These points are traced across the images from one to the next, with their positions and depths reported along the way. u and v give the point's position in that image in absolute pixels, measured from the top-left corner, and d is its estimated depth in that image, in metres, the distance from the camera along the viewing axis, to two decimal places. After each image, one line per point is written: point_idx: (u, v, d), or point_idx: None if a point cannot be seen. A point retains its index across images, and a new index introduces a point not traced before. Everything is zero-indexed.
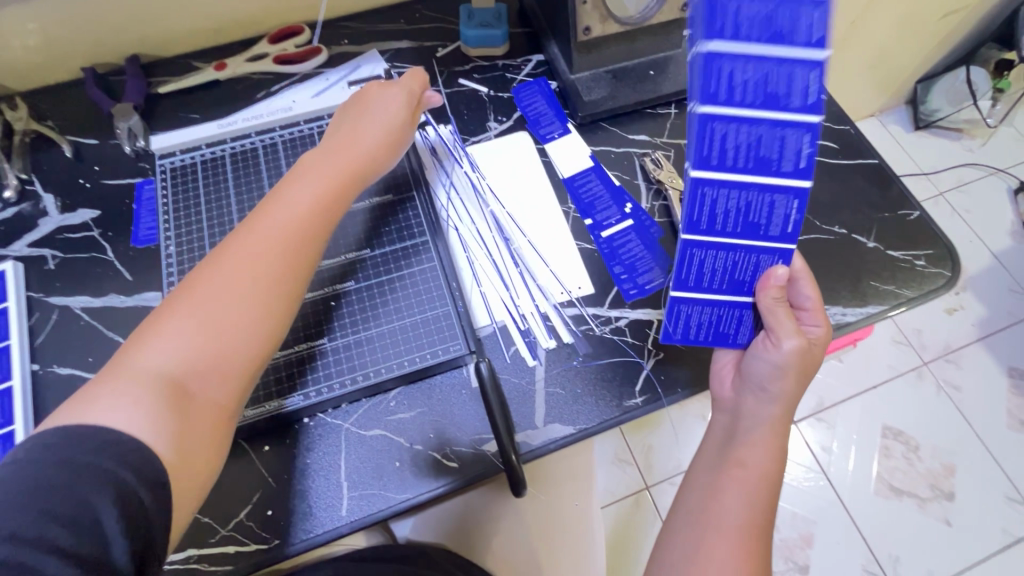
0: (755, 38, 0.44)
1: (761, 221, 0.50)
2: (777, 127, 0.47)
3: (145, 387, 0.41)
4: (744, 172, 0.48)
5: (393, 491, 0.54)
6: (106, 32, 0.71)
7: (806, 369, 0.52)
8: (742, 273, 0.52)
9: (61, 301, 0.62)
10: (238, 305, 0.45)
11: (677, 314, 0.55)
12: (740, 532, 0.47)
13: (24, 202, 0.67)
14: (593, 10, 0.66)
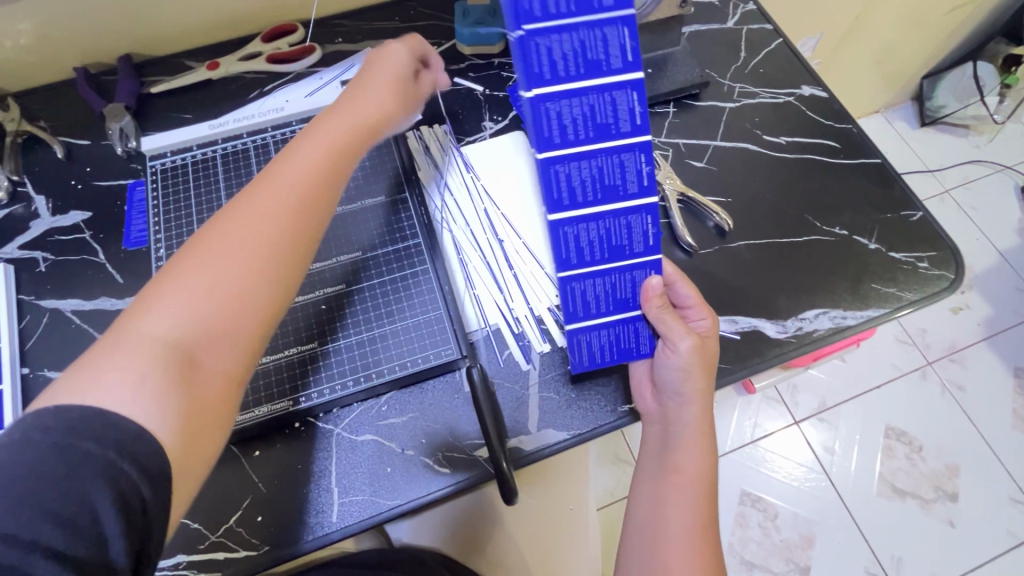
0: (575, 74, 0.46)
1: (625, 241, 0.52)
2: (613, 155, 0.50)
3: (145, 356, 0.37)
4: (594, 205, 0.51)
5: (384, 497, 0.53)
6: (97, 32, 0.71)
7: (705, 364, 0.53)
8: (623, 292, 0.54)
9: (52, 304, 0.61)
10: (245, 268, 0.42)
11: (577, 345, 0.55)
12: (688, 535, 0.49)
13: (17, 204, 0.67)
14: None
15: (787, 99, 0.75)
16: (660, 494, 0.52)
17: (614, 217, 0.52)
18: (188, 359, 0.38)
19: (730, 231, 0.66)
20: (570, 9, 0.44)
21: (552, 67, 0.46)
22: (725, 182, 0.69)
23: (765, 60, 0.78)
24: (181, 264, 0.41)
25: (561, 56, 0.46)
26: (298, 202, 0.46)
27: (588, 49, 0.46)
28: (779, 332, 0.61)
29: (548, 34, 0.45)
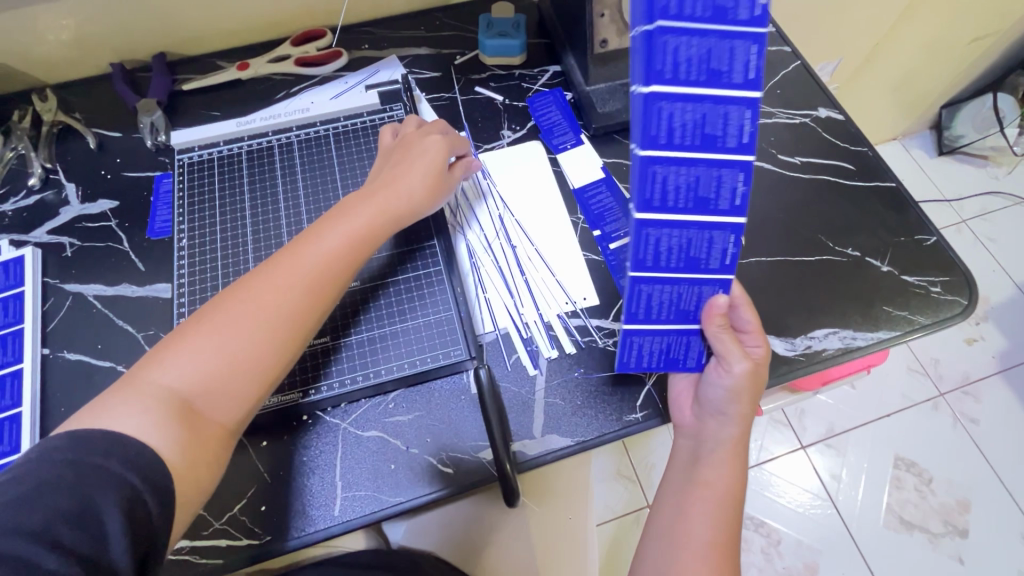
0: (693, 81, 0.45)
1: (701, 256, 0.52)
2: (714, 168, 0.48)
3: (160, 401, 0.41)
4: (680, 214, 0.50)
5: (387, 494, 0.54)
6: (136, 30, 0.74)
7: (751, 389, 0.52)
8: (686, 303, 0.54)
9: (76, 288, 0.63)
10: (256, 332, 0.45)
11: (629, 345, 0.55)
12: (710, 550, 0.49)
13: (48, 191, 0.69)
14: (609, 23, 0.67)
15: (803, 121, 0.76)
16: (684, 506, 0.51)
17: (698, 231, 0.50)
18: (202, 407, 0.43)
19: (742, 247, 0.66)
20: (705, 17, 0.44)
21: (673, 68, 0.45)
22: None
23: (782, 81, 0.79)
24: (203, 319, 0.46)
25: (686, 59, 0.44)
26: (319, 277, 0.49)
27: (713, 59, 0.45)
28: (788, 350, 0.61)
29: (678, 36, 0.44)
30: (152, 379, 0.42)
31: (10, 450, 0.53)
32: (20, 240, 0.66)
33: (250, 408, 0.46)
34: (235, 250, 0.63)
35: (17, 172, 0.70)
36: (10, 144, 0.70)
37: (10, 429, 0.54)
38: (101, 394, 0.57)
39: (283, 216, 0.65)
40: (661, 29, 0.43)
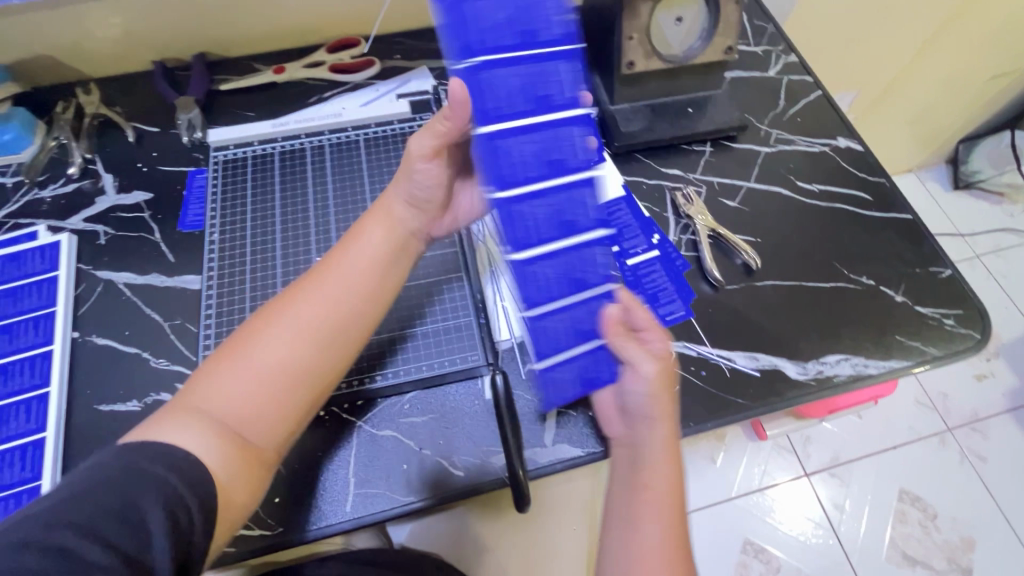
0: (519, 112, 0.42)
1: (582, 273, 0.46)
2: (563, 189, 0.44)
3: (209, 426, 0.42)
4: (548, 243, 0.44)
5: (398, 493, 0.55)
6: (180, 31, 0.76)
7: (660, 393, 0.48)
8: (584, 321, 0.47)
9: (107, 275, 0.65)
10: (303, 355, 0.46)
11: (546, 381, 0.48)
12: (662, 559, 0.44)
13: (86, 180, 0.71)
14: (637, 45, 0.69)
15: (822, 149, 0.77)
16: (633, 533, 0.45)
17: (570, 251, 0.45)
18: (251, 430, 0.44)
19: (758, 270, 0.67)
20: (513, 44, 0.41)
21: (497, 107, 0.42)
22: (756, 223, 0.71)
23: (803, 110, 0.81)
24: (242, 341, 0.46)
25: (506, 91, 0.42)
26: (358, 302, 0.50)
27: (539, 85, 0.42)
28: (799, 374, 0.62)
29: (506, 69, 0.41)
30: (197, 403, 0.43)
31: (36, 429, 0.55)
32: (57, 226, 0.68)
33: (297, 427, 0.47)
34: (264, 247, 0.65)
35: (57, 160, 0.72)
36: (53, 133, 0.73)
37: (37, 409, 0.56)
38: (126, 379, 0.59)
39: (312, 216, 0.67)
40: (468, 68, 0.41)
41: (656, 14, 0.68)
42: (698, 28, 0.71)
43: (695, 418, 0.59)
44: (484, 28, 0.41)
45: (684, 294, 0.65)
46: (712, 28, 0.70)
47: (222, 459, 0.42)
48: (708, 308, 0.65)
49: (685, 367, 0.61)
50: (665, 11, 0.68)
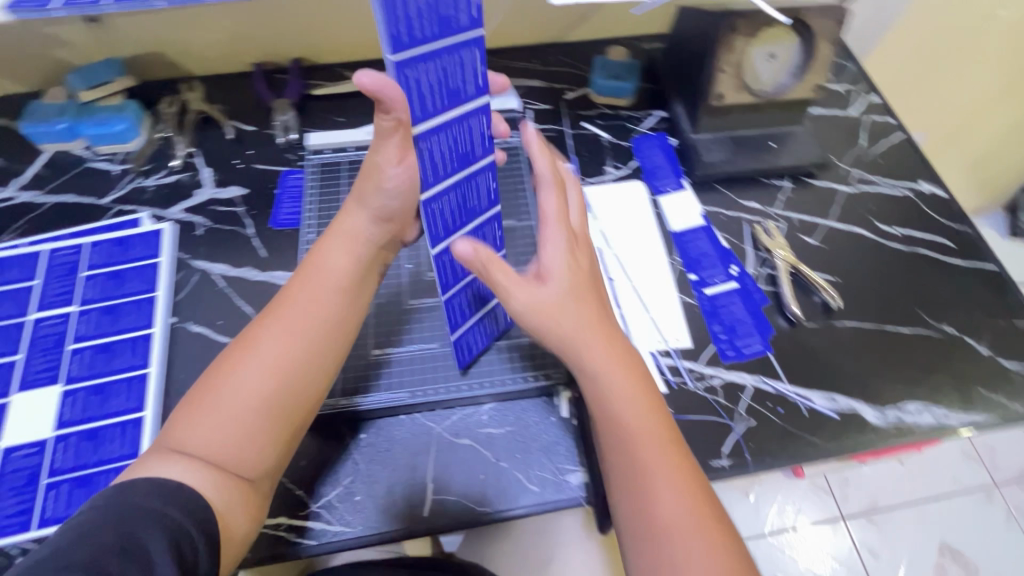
0: (440, 107, 0.44)
1: (480, 248, 0.57)
2: (471, 177, 0.51)
3: (191, 463, 0.42)
4: (460, 229, 0.53)
5: (476, 502, 0.56)
6: (281, 37, 0.80)
7: (578, 300, 0.49)
8: (484, 289, 0.59)
9: (204, 265, 0.68)
10: (274, 388, 0.46)
11: (462, 346, 0.59)
12: (684, 520, 0.43)
13: (186, 172, 0.75)
14: (728, 78, 0.70)
15: (904, 193, 0.77)
16: (630, 477, 0.45)
17: (473, 231, 0.55)
18: (237, 463, 0.44)
19: (838, 310, 0.67)
20: (434, 36, 0.40)
21: (427, 102, 0.43)
22: (835, 262, 0.71)
23: (884, 151, 0.80)
24: (212, 380, 0.46)
25: (429, 88, 0.43)
26: (330, 330, 0.50)
27: (450, 80, 0.44)
28: (878, 419, 0.61)
29: (416, 66, 0.41)
30: (176, 445, 0.43)
31: (136, 408, 0.57)
32: (158, 215, 0.71)
33: (282, 456, 0.47)
34: None
35: (161, 152, 0.76)
36: (158, 127, 0.77)
37: (136, 388, 0.59)
38: None
39: None
40: (399, 63, 0.39)
41: (750, 50, 0.69)
42: (789, 65, 0.71)
43: (771, 453, 0.59)
44: (410, 22, 0.39)
45: (763, 328, 0.65)
46: (805, 65, 0.70)
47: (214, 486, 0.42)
48: (786, 344, 0.65)
49: (762, 402, 0.61)
50: (759, 46, 0.69)
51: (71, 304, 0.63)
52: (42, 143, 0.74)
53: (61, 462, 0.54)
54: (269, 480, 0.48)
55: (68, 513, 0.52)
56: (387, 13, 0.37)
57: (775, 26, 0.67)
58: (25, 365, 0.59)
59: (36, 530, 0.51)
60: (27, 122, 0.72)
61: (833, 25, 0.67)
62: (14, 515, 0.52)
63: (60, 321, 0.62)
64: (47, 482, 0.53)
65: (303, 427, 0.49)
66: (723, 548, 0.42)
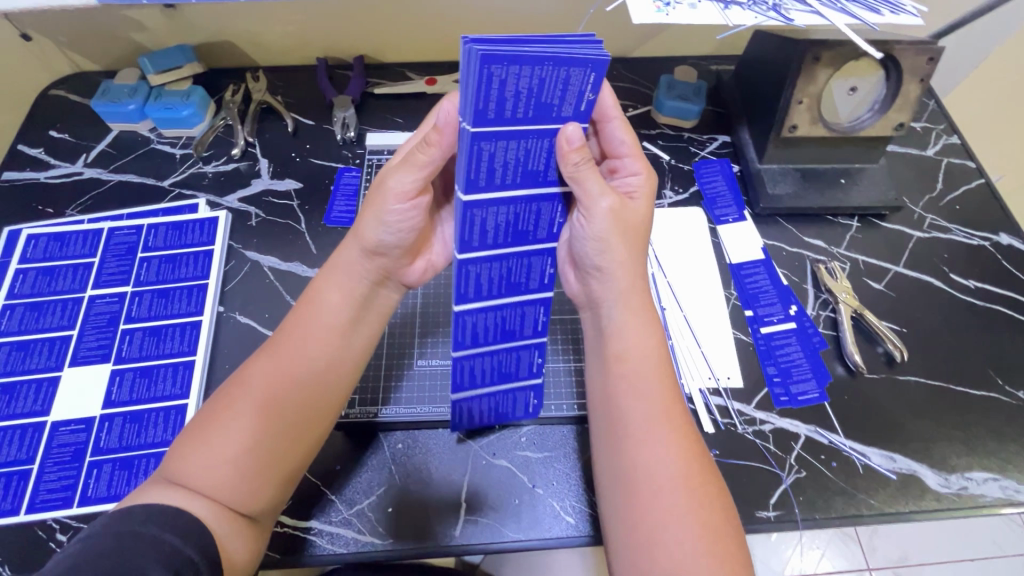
0: (511, 182, 0.45)
1: (516, 327, 0.54)
2: (533, 202, 0.47)
3: (190, 494, 0.43)
4: (495, 299, 0.51)
5: (507, 527, 0.54)
6: (348, 34, 0.80)
7: (629, 233, 0.49)
8: (508, 366, 0.56)
9: (255, 256, 0.68)
10: (269, 430, 0.45)
11: (459, 411, 0.56)
12: (676, 483, 0.43)
13: (244, 161, 0.75)
14: (805, 110, 0.67)
15: (982, 243, 0.72)
16: (614, 427, 0.47)
17: (512, 308, 0.53)
18: (233, 499, 0.43)
19: (901, 363, 0.63)
20: (527, 117, 0.41)
21: (489, 175, 0.44)
22: (902, 311, 0.67)
23: (962, 197, 0.76)
24: (210, 416, 0.46)
25: (501, 165, 0.43)
26: (325, 372, 0.48)
27: (530, 161, 0.44)
28: (941, 486, 0.57)
29: (495, 142, 0.42)
30: (175, 476, 0.43)
31: (180, 395, 0.58)
32: (215, 202, 0.72)
33: (279, 496, 0.47)
34: None
35: (222, 140, 0.77)
36: (220, 114, 0.77)
37: (182, 375, 0.59)
38: None
39: None
40: (480, 133, 0.40)
41: (831, 81, 0.65)
42: (871, 100, 0.68)
43: (822, 509, 0.55)
44: (506, 100, 0.40)
45: (820, 375, 0.62)
46: (888, 102, 0.66)
47: (214, 515, 0.42)
48: (845, 395, 0.61)
49: (815, 454, 0.58)
50: (841, 78, 0.65)
51: (126, 285, 0.64)
52: (111, 122, 0.76)
53: (105, 442, 0.55)
54: (268, 517, 0.47)
55: (109, 494, 0.53)
56: (484, 85, 0.38)
57: (861, 60, 0.63)
58: (78, 341, 0.61)
59: (78, 507, 0.52)
60: (99, 101, 0.74)
61: (925, 64, 0.62)
62: (58, 489, 0.53)
63: (114, 300, 0.63)
64: (91, 460, 0.54)
65: (301, 467, 0.48)
66: (709, 507, 0.43)
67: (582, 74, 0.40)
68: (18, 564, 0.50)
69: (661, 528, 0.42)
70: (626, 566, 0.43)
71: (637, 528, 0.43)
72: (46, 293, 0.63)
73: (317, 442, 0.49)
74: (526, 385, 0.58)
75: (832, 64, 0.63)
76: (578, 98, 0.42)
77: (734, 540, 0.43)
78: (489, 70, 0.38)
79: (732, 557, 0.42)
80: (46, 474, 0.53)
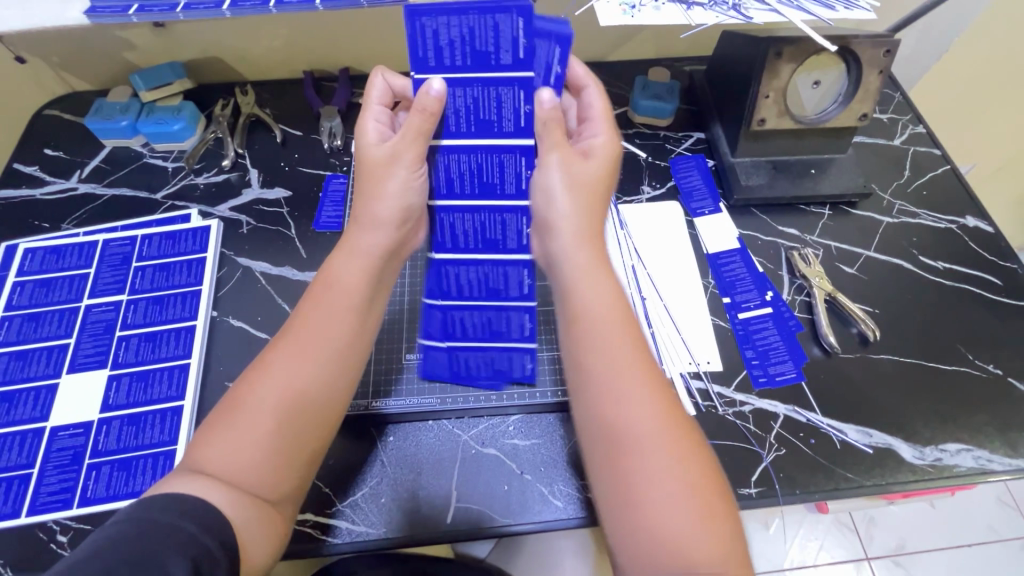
0: (462, 131, 0.51)
1: (502, 287, 0.59)
2: (493, 153, 0.52)
3: (214, 486, 0.42)
4: (472, 253, 0.57)
5: (498, 513, 0.56)
6: (333, 48, 0.83)
7: (589, 203, 0.51)
8: (496, 325, 0.61)
9: (247, 262, 0.70)
10: (287, 416, 0.45)
11: (429, 356, 0.62)
12: (649, 434, 0.43)
13: (235, 172, 0.78)
14: (772, 104, 0.69)
15: (949, 226, 0.75)
16: (601, 387, 0.46)
17: (492, 265, 0.58)
18: (257, 487, 0.43)
19: (874, 342, 0.66)
20: (465, 65, 0.47)
21: (454, 120, 0.50)
22: (874, 293, 0.69)
23: (929, 183, 0.79)
24: (234, 400, 0.46)
25: (455, 110, 0.50)
26: (334, 357, 0.48)
27: (480, 109, 0.50)
28: (916, 458, 0.59)
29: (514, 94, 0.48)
30: (198, 465, 0.43)
31: (176, 396, 0.60)
32: (207, 211, 0.74)
33: (302, 480, 0.47)
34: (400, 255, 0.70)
35: (212, 152, 0.79)
36: (211, 128, 0.80)
37: (178, 377, 0.61)
38: None
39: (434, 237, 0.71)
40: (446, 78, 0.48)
41: (794, 77, 0.68)
42: (836, 93, 0.71)
43: (802, 485, 0.57)
44: (442, 48, 0.47)
45: (797, 357, 0.64)
46: (851, 94, 0.69)
47: (234, 503, 0.42)
48: (821, 375, 0.63)
49: (794, 432, 0.60)
50: (804, 73, 0.68)
51: (122, 294, 0.66)
52: (104, 138, 0.78)
53: (104, 444, 0.57)
54: (293, 500, 0.47)
55: (108, 494, 0.54)
56: (418, 35, 0.46)
57: (822, 54, 0.66)
58: (75, 349, 0.62)
59: (78, 507, 0.54)
60: (93, 118, 0.76)
61: (882, 56, 0.65)
62: (59, 491, 0.54)
63: (110, 308, 0.65)
64: (90, 462, 0.56)
65: (321, 449, 0.48)
66: (692, 459, 0.43)
67: (559, 50, 0.47)
68: (21, 565, 0.51)
69: (644, 482, 0.42)
70: (618, 527, 0.42)
71: (620, 484, 0.43)
72: (44, 303, 0.65)
73: (333, 426, 0.49)
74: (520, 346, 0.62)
75: (795, 59, 0.65)
76: (547, 70, 0.49)
77: (716, 490, 0.43)
78: (421, 23, 0.45)
79: (713, 507, 0.41)
80: (46, 477, 0.55)
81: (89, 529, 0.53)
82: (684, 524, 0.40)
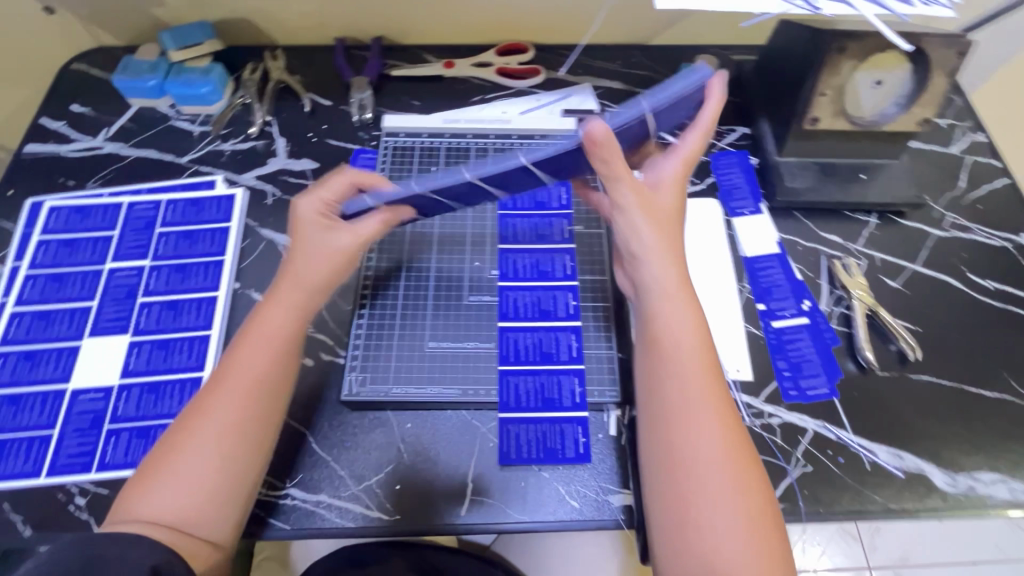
0: None
1: (550, 308, 0.65)
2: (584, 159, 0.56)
3: (149, 528, 0.43)
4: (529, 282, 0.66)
5: (512, 510, 0.55)
6: (369, 15, 0.80)
7: (654, 224, 0.52)
8: (548, 346, 0.62)
9: (271, 235, 0.69)
10: (218, 456, 0.46)
11: (506, 383, 0.60)
12: (721, 462, 0.45)
13: (261, 140, 0.76)
14: (827, 103, 0.65)
15: (1002, 244, 0.71)
16: (676, 408, 0.47)
17: (545, 291, 0.65)
18: (190, 524, 0.44)
19: (914, 361, 0.63)
20: None
21: None
22: (917, 310, 0.66)
23: (986, 196, 0.74)
24: (171, 445, 0.46)
25: None
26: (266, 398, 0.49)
27: None
28: (948, 485, 0.57)
29: None
30: (134, 511, 0.44)
31: (195, 367, 0.59)
32: (232, 179, 0.73)
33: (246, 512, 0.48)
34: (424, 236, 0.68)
35: (240, 117, 0.77)
36: (239, 92, 0.78)
37: (199, 347, 0.60)
38: None
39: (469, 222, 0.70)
40: None
41: (856, 74, 0.64)
42: (897, 93, 0.66)
43: (826, 504, 0.56)
44: None
45: (832, 371, 0.62)
46: (913, 97, 0.65)
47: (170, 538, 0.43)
48: (854, 391, 0.61)
49: (822, 449, 0.58)
50: (866, 71, 0.64)
51: (145, 259, 0.65)
52: (131, 97, 0.76)
53: (123, 411, 0.57)
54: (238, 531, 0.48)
55: (126, 461, 0.54)
56: None
57: (888, 52, 0.62)
58: (98, 313, 0.62)
59: (97, 472, 0.54)
60: (120, 76, 0.74)
61: (954, 57, 0.60)
62: (78, 454, 0.54)
63: (133, 273, 0.64)
64: (110, 427, 0.56)
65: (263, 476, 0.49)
66: (752, 490, 0.44)
67: None
68: (41, 523, 0.52)
69: (700, 502, 0.44)
70: (665, 543, 0.44)
71: (674, 503, 0.45)
72: (67, 264, 0.65)
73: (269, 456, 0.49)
74: (567, 367, 0.61)
75: (858, 55, 0.61)
76: None
77: (769, 522, 0.44)
78: None
79: (764, 538, 0.43)
80: (66, 439, 0.55)
81: (107, 493, 0.53)
82: (735, 549, 0.42)
